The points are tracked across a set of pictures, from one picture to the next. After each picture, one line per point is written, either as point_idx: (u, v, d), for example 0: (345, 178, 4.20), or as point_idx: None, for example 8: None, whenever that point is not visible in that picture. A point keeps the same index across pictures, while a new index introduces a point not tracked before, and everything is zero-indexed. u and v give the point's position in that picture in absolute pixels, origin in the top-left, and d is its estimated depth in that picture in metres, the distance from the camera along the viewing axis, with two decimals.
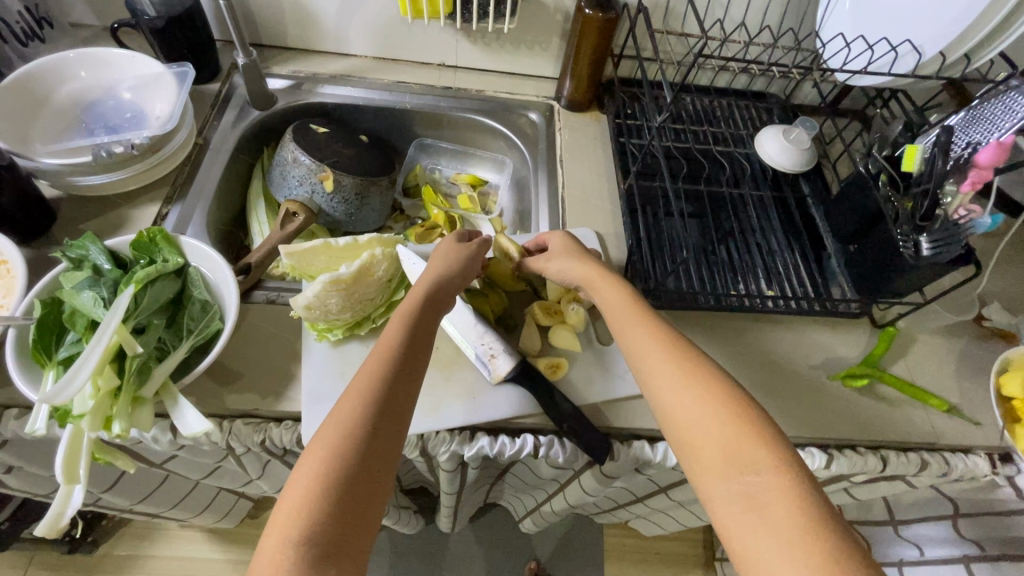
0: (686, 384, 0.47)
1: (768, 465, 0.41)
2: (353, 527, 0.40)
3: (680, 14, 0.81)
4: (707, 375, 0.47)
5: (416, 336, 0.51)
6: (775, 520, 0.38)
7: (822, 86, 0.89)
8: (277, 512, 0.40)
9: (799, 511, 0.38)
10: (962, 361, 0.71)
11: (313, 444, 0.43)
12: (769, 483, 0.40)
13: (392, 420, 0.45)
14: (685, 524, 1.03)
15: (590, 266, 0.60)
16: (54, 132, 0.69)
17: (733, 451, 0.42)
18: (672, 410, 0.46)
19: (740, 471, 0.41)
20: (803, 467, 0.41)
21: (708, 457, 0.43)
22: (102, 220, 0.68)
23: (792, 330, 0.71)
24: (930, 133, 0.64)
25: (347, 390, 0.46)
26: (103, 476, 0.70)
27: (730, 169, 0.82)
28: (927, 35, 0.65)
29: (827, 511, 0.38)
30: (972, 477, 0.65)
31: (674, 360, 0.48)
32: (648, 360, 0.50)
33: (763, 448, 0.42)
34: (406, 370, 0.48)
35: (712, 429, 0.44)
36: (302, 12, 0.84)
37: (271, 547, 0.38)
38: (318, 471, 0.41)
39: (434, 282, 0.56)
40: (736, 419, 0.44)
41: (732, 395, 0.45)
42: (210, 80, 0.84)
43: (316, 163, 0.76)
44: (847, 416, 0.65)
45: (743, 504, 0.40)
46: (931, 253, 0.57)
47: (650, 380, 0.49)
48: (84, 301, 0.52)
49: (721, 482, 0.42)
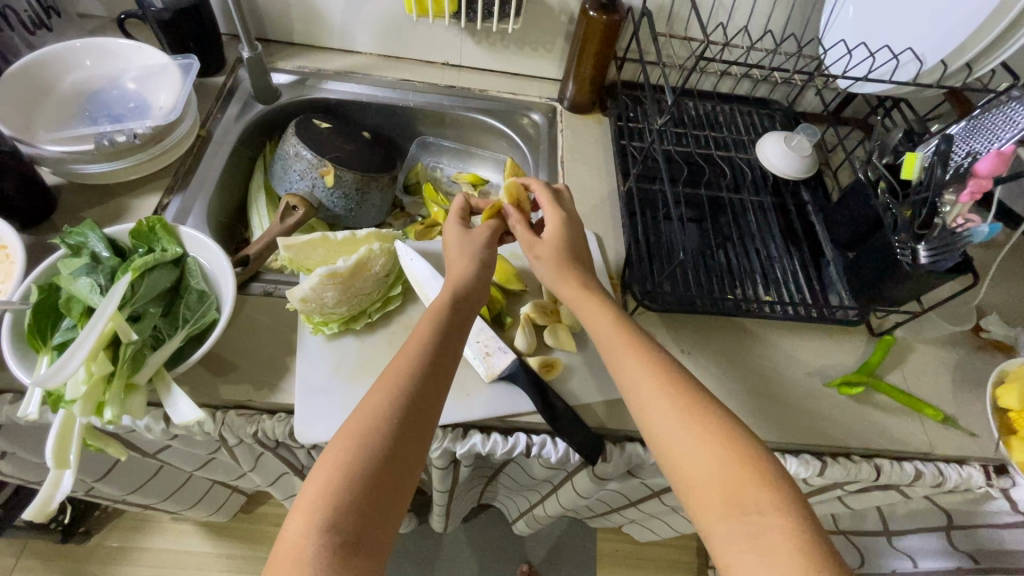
0: (686, 421, 0.46)
1: (773, 507, 0.41)
2: (379, 528, 0.41)
3: (684, 19, 0.81)
4: (707, 410, 0.47)
5: (445, 344, 0.50)
6: (781, 560, 0.38)
7: (825, 94, 0.89)
8: (300, 500, 0.41)
9: (802, 555, 0.38)
10: (959, 371, 0.70)
11: (338, 443, 0.43)
12: (773, 523, 0.40)
13: (421, 421, 0.45)
14: (677, 530, 1.02)
15: (577, 281, 0.58)
16: (58, 120, 0.70)
17: (735, 488, 0.42)
18: (670, 442, 0.46)
19: (742, 510, 0.41)
20: (805, 509, 0.41)
21: (708, 494, 0.43)
22: (103, 208, 0.68)
23: (788, 336, 0.70)
24: (930, 142, 0.63)
25: (374, 391, 0.46)
26: (96, 463, 0.70)
27: (730, 174, 0.82)
28: (928, 43, 0.65)
29: (829, 557, 0.39)
30: (966, 488, 0.65)
31: (671, 391, 0.48)
32: (640, 389, 0.49)
33: (770, 490, 0.42)
34: (435, 375, 0.48)
35: (713, 465, 0.44)
36: (308, 7, 0.85)
37: (291, 537, 0.39)
38: (342, 464, 0.41)
39: (464, 287, 0.55)
40: (740, 458, 0.44)
41: (733, 431, 0.45)
42: (216, 73, 0.85)
43: (317, 158, 0.76)
44: (842, 424, 0.64)
45: (745, 545, 0.40)
46: (930, 261, 0.57)
47: (644, 410, 0.48)
48: (80, 287, 0.53)
49: (722, 522, 0.41)
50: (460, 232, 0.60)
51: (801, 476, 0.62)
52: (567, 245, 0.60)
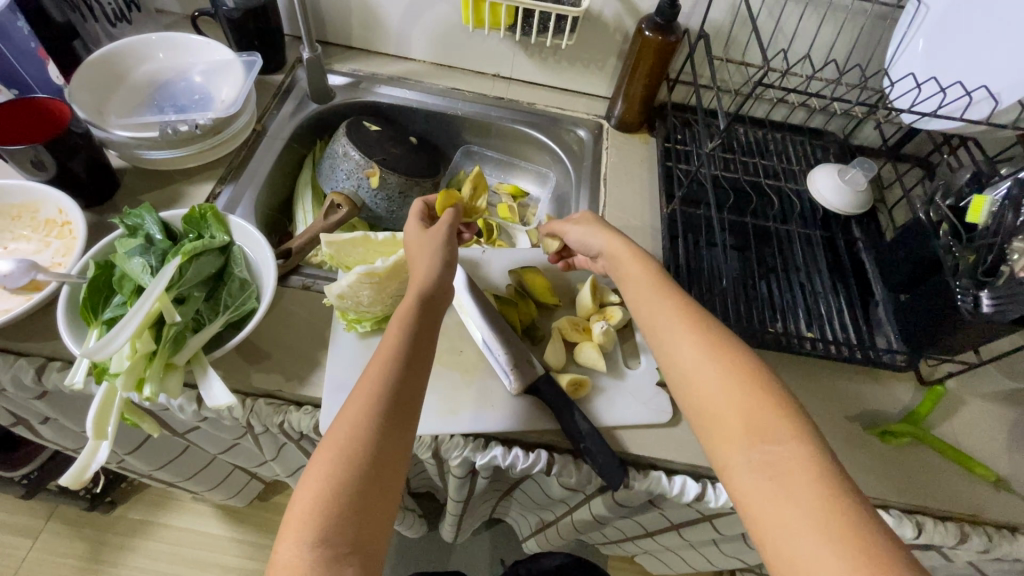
0: (712, 356, 0.47)
1: (790, 438, 0.41)
2: (369, 530, 0.41)
3: (741, 43, 0.80)
4: (732, 350, 0.47)
5: (417, 335, 0.50)
6: (798, 492, 0.39)
7: (884, 128, 0.86)
8: (289, 515, 0.40)
9: (821, 483, 0.39)
10: (1016, 430, 0.66)
11: (318, 455, 0.43)
12: (791, 456, 0.40)
13: (397, 416, 0.45)
14: (693, 567, 0.98)
15: (611, 233, 0.61)
16: (128, 107, 0.73)
17: (756, 421, 0.43)
18: (695, 383, 0.47)
19: (763, 440, 0.42)
20: (823, 442, 0.41)
21: (729, 427, 0.44)
22: (161, 193, 0.71)
23: (828, 376, 0.67)
24: (999, 185, 0.58)
25: (350, 397, 0.46)
26: (128, 437, 0.72)
27: (778, 205, 0.80)
28: (1005, 82, 0.61)
29: (849, 486, 0.38)
30: (1016, 559, 0.60)
31: (696, 333, 0.49)
32: (666, 332, 0.50)
33: (788, 424, 0.42)
34: (407, 368, 0.48)
35: (734, 401, 0.44)
36: (369, 14, 0.88)
37: (286, 553, 0.39)
38: (326, 473, 0.41)
39: (435, 279, 0.54)
40: (762, 396, 0.44)
41: (755, 367, 0.46)
42: (276, 71, 0.88)
43: (365, 158, 0.78)
44: (882, 474, 0.61)
45: (763, 474, 0.40)
46: (992, 311, 0.53)
47: (670, 352, 0.50)
48: (133, 266, 0.55)
49: (741, 454, 0.42)
50: (419, 233, 0.59)
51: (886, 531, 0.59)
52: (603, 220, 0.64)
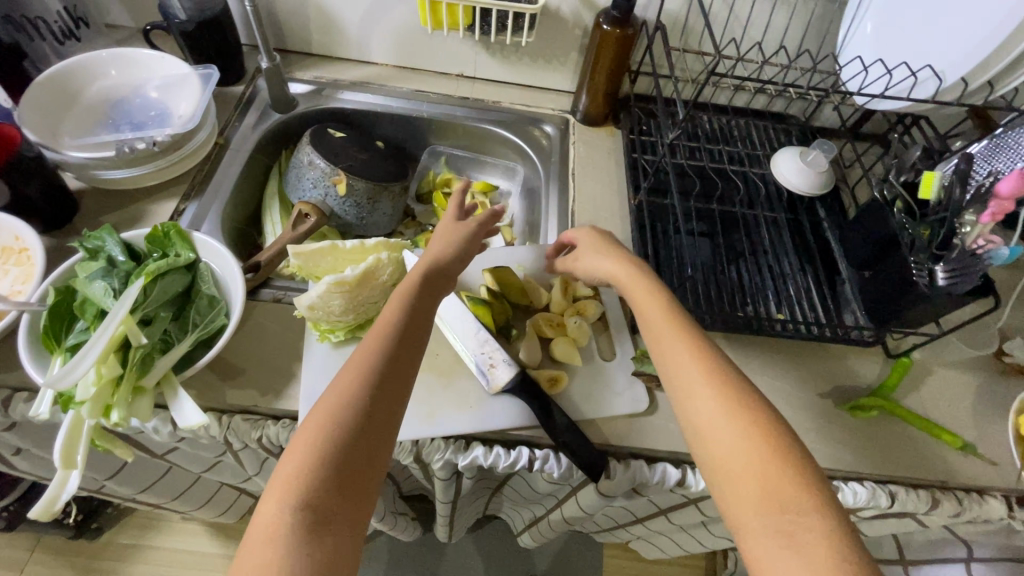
0: (731, 411, 0.45)
1: (811, 508, 0.40)
2: (353, 500, 0.41)
3: (698, 33, 0.81)
4: (751, 405, 0.46)
5: (417, 315, 0.51)
6: (814, 562, 0.37)
7: (842, 109, 0.88)
8: (275, 476, 0.41)
9: (839, 557, 0.37)
10: (980, 396, 0.68)
11: (310, 420, 0.43)
12: (812, 527, 0.39)
13: (393, 390, 0.46)
14: (686, 549, 1.00)
15: (622, 261, 0.60)
16: (82, 127, 0.72)
17: (774, 486, 0.41)
18: (709, 436, 0.45)
19: (781, 508, 0.40)
20: (844, 514, 0.40)
21: (744, 490, 0.42)
22: (122, 213, 0.70)
23: (799, 355, 0.69)
24: (949, 162, 0.62)
25: (347, 365, 0.46)
26: (106, 462, 0.71)
27: (744, 190, 0.81)
28: (948, 60, 0.63)
29: (870, 564, 0.37)
30: (986, 519, 0.63)
31: (716, 384, 0.47)
32: (683, 379, 0.48)
33: (805, 490, 0.41)
34: (405, 345, 0.48)
35: (754, 463, 0.42)
36: (327, 19, 0.87)
37: (267, 516, 0.38)
38: (314, 438, 0.42)
39: (436, 263, 0.55)
40: (780, 458, 0.42)
41: (775, 429, 0.44)
42: (236, 82, 0.87)
43: (330, 166, 0.77)
44: (854, 448, 0.63)
45: (781, 542, 0.39)
46: (947, 283, 0.55)
47: (686, 399, 0.48)
48: (94, 290, 0.54)
49: (759, 518, 0.40)
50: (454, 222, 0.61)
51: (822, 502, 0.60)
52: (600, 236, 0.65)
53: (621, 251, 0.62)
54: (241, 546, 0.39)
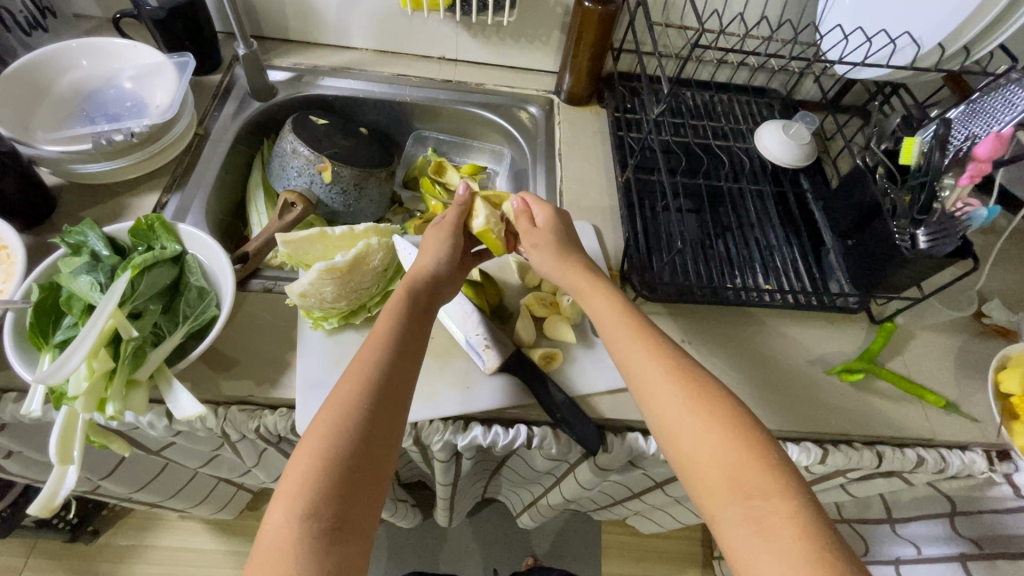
0: (691, 407, 0.47)
1: (770, 490, 0.42)
2: (358, 512, 0.42)
3: (679, 7, 0.81)
4: (708, 398, 0.48)
5: (416, 325, 0.52)
6: (780, 543, 0.40)
7: (824, 81, 0.89)
8: (282, 487, 0.42)
9: (803, 537, 0.40)
10: (961, 357, 0.70)
11: (314, 432, 0.44)
12: (774, 508, 0.42)
13: (395, 400, 0.47)
14: (682, 521, 1.03)
15: (577, 267, 0.59)
16: (55, 120, 0.70)
17: (739, 473, 0.43)
18: (677, 431, 0.47)
19: (746, 494, 0.43)
20: (804, 491, 0.43)
21: (711, 480, 0.44)
22: (103, 208, 0.69)
23: (786, 324, 0.70)
24: (928, 127, 0.63)
25: (348, 377, 0.47)
26: (101, 460, 0.71)
27: (729, 164, 0.82)
28: (925, 27, 0.64)
29: (825, 537, 0.40)
30: (969, 474, 0.65)
31: (673, 371, 0.50)
32: (644, 371, 0.50)
33: (767, 475, 0.43)
34: (405, 357, 0.49)
35: (715, 452, 0.45)
36: (303, 4, 0.85)
37: (276, 525, 0.40)
38: (318, 451, 0.43)
39: (434, 274, 0.56)
40: (744, 446, 0.45)
41: (736, 418, 0.47)
42: (212, 71, 0.85)
43: (315, 154, 0.76)
44: (843, 411, 0.64)
45: (748, 527, 0.41)
46: (928, 247, 0.57)
47: (645, 395, 0.49)
48: (80, 285, 0.53)
49: (725, 503, 0.43)
50: (448, 222, 0.60)
51: (803, 463, 0.62)
52: (561, 236, 0.60)
53: (574, 254, 0.60)
54: (254, 554, 0.40)
